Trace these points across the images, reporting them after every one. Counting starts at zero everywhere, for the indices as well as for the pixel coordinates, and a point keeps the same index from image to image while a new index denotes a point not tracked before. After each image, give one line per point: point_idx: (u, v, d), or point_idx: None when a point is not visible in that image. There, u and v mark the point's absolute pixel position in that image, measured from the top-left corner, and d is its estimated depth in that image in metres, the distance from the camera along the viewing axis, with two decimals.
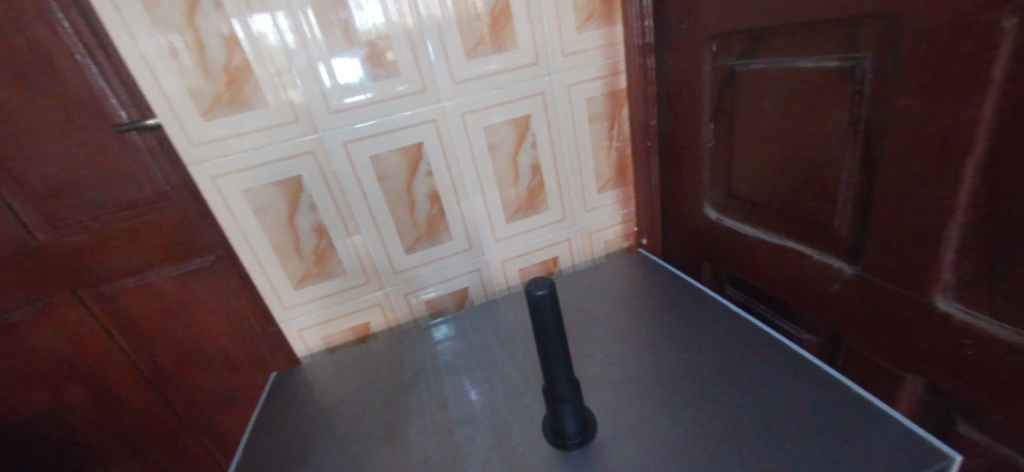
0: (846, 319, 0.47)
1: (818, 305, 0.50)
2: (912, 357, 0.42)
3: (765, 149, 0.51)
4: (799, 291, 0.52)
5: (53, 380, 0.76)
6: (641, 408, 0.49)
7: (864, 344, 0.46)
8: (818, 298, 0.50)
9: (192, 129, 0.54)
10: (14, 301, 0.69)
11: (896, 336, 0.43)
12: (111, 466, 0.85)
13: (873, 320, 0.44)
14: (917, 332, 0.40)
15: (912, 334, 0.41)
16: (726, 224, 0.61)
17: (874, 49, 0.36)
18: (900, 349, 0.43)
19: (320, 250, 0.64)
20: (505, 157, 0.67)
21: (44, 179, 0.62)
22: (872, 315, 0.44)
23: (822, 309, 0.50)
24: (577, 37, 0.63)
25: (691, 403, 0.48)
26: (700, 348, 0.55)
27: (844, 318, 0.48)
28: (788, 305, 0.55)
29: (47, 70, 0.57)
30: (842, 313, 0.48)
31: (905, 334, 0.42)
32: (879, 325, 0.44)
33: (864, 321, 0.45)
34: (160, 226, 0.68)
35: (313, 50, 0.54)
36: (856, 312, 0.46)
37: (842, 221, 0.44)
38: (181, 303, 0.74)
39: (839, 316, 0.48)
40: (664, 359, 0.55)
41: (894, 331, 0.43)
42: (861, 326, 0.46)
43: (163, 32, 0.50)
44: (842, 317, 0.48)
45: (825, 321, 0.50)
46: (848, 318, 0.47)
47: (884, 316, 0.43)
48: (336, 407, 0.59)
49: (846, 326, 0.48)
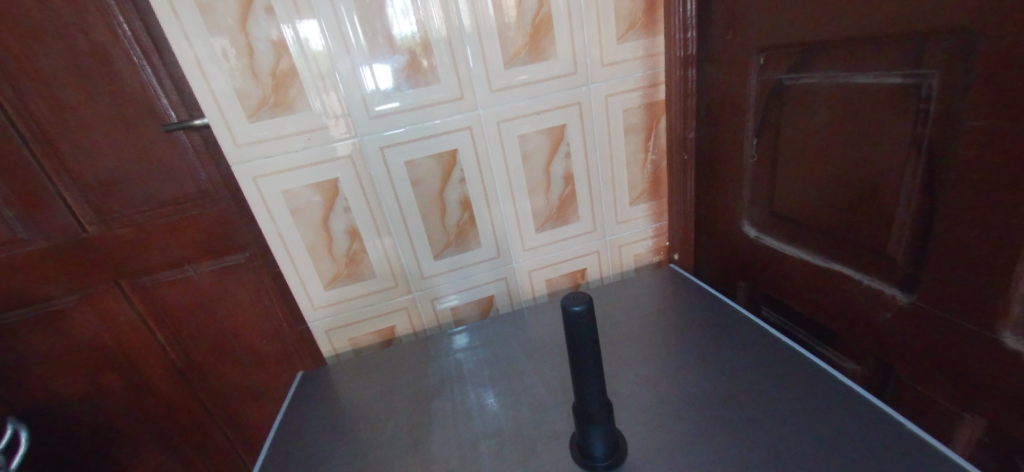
0: (898, 350, 0.44)
1: (868, 334, 0.47)
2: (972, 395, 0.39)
3: (813, 167, 0.48)
4: (844, 318, 0.50)
5: (92, 365, 0.79)
6: (671, 433, 0.47)
7: (917, 377, 0.43)
8: (867, 326, 0.47)
9: (237, 130, 0.55)
10: (62, 288, 0.72)
11: (954, 372, 0.40)
12: (139, 451, 0.87)
13: (928, 352, 0.41)
14: (980, 370, 0.37)
15: (974, 372, 0.38)
16: (766, 243, 0.59)
17: (943, 65, 0.34)
18: (958, 386, 0.40)
19: (351, 252, 0.65)
20: (538, 166, 0.67)
21: (96, 173, 0.65)
22: (927, 348, 0.41)
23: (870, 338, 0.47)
24: (617, 48, 0.63)
25: (725, 430, 0.46)
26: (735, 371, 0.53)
27: (895, 349, 0.45)
28: (831, 331, 0.52)
29: (106, 69, 0.60)
30: (893, 344, 0.45)
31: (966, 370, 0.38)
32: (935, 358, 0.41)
33: (918, 354, 0.42)
34: (200, 222, 0.70)
35: (356, 56, 0.55)
36: (909, 343, 0.43)
37: (897, 246, 0.42)
38: (215, 298, 0.76)
39: (889, 347, 0.45)
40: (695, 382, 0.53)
41: (953, 367, 0.40)
42: (914, 358, 0.43)
43: (216, 37, 0.51)
44: (893, 348, 0.45)
45: (874, 352, 0.47)
46: (900, 349, 0.44)
47: (941, 349, 0.40)
48: (359, 409, 0.59)
49: (898, 358, 0.45)
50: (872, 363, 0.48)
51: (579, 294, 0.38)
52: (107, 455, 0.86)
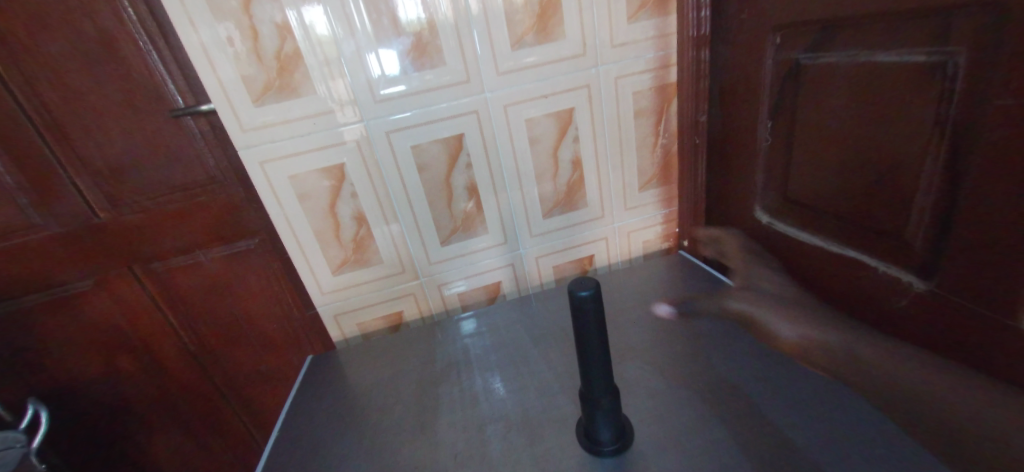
0: (786, 324, 0.50)
1: (758, 306, 0.55)
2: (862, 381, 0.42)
3: (829, 150, 0.47)
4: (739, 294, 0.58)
5: (109, 348, 0.80)
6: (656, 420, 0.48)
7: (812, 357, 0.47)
8: (744, 301, 0.57)
9: (243, 115, 0.55)
10: (77, 273, 0.73)
11: (855, 353, 0.43)
12: (157, 431, 0.90)
13: (845, 335, 0.45)
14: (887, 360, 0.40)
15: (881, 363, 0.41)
16: (778, 229, 0.57)
17: (970, 42, 0.32)
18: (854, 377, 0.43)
19: (358, 238, 0.65)
20: (546, 150, 0.66)
21: (106, 160, 0.65)
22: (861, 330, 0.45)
23: (755, 308, 0.55)
24: (627, 28, 0.61)
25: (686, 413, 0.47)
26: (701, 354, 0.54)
27: (791, 323, 0.50)
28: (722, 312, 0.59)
29: (112, 54, 0.60)
30: (796, 321, 0.50)
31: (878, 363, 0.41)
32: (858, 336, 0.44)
33: (843, 335, 0.45)
34: (209, 208, 0.71)
35: (361, 39, 0.54)
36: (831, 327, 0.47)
37: (915, 232, 0.40)
38: (226, 284, 0.77)
39: (760, 316, 0.54)
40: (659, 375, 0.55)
41: (862, 355, 0.43)
42: (800, 333, 0.49)
43: (221, 21, 0.51)
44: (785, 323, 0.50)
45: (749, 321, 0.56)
46: (802, 320, 0.50)
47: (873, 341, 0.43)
48: (368, 394, 0.60)
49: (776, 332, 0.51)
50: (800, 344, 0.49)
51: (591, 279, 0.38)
52: (126, 434, 0.89)
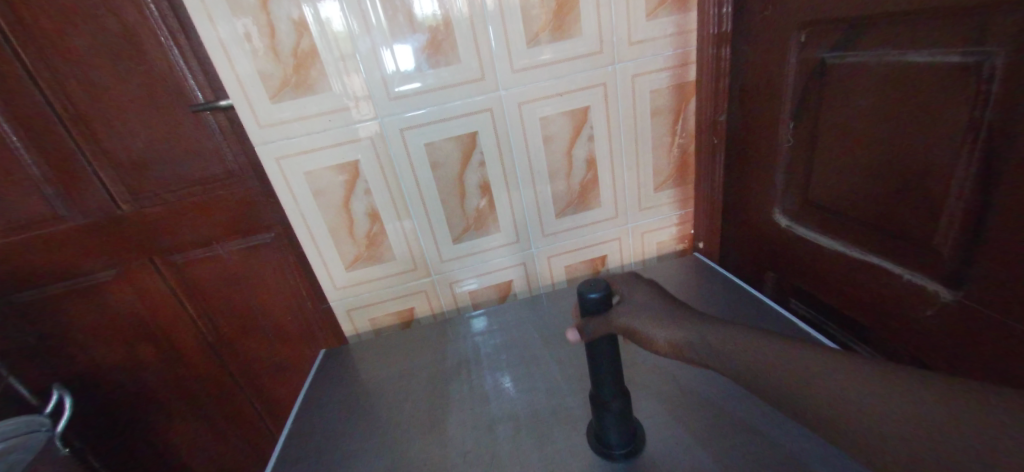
0: (654, 316, 0.45)
1: (649, 317, 0.44)
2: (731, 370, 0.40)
3: (854, 153, 0.45)
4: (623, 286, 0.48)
5: (130, 336, 0.83)
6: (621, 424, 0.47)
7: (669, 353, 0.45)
8: (648, 299, 0.47)
9: (260, 112, 0.56)
10: (100, 264, 0.75)
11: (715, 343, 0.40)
12: (175, 418, 0.92)
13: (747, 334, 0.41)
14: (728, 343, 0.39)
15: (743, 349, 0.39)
16: (798, 233, 0.56)
17: (1009, 42, 0.31)
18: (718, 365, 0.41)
19: (371, 235, 0.66)
20: (560, 149, 0.65)
21: (129, 154, 0.67)
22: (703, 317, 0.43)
23: (640, 318, 0.44)
24: (646, 25, 0.60)
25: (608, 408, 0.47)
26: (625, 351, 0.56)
27: (665, 323, 0.43)
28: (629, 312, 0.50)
29: (135, 50, 0.61)
30: (666, 317, 0.44)
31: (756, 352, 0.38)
32: (694, 324, 0.43)
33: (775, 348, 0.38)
34: (227, 202, 0.72)
35: (377, 36, 0.54)
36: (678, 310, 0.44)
37: (943, 240, 0.39)
38: (242, 276, 0.79)
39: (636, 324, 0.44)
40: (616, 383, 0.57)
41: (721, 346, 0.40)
42: (675, 334, 0.43)
43: (239, 17, 0.51)
44: (651, 311, 0.45)
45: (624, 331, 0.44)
46: (660, 319, 0.44)
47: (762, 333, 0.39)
48: (379, 389, 0.60)
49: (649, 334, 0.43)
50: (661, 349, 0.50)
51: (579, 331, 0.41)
52: (146, 420, 0.91)
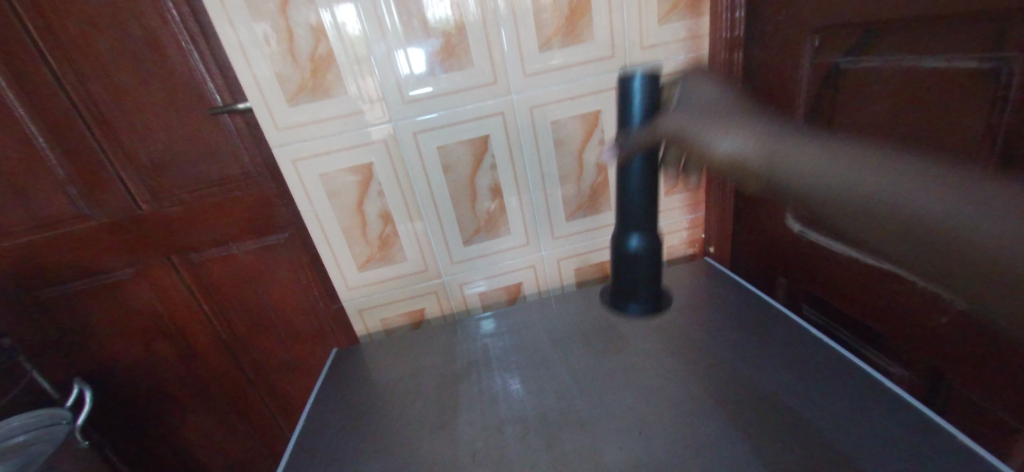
0: (713, 99, 0.52)
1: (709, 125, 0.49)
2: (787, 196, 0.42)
3: None
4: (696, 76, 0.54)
5: (147, 333, 0.85)
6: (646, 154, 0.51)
7: (731, 175, 0.48)
8: (712, 89, 0.52)
9: (277, 114, 0.57)
10: (120, 261, 0.77)
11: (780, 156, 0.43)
12: (190, 413, 0.94)
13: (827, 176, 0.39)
14: (798, 162, 0.41)
15: (807, 194, 0.40)
16: (810, 238, 0.56)
17: None
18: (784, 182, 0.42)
19: (383, 236, 0.67)
20: (570, 152, 0.66)
21: (150, 155, 0.69)
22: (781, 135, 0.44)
23: (720, 126, 0.49)
24: (658, 29, 0.60)
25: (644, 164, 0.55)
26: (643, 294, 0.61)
27: (737, 120, 0.48)
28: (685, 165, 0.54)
29: (156, 54, 0.63)
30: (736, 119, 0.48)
31: (821, 204, 0.40)
32: (775, 140, 0.44)
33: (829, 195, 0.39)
34: (243, 202, 0.73)
35: (392, 40, 0.55)
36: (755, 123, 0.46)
37: None
38: (257, 275, 0.80)
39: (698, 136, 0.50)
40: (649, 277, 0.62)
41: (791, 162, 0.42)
42: (748, 142, 0.46)
43: (259, 22, 0.53)
44: (714, 96, 0.52)
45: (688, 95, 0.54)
46: (735, 113, 0.49)
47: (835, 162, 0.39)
48: (389, 388, 0.61)
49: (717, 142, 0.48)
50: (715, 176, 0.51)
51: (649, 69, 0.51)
52: (161, 415, 0.93)
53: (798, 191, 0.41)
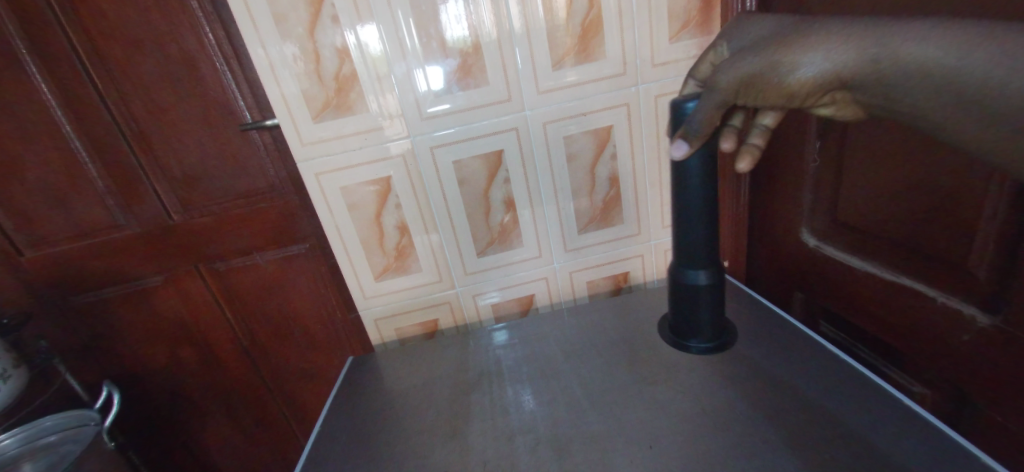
0: (759, 39, 0.39)
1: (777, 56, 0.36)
2: (900, 86, 0.32)
3: (878, 173, 0.45)
4: (726, 31, 0.43)
5: (173, 338, 0.88)
6: None
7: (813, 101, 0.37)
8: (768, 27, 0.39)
9: (303, 130, 0.60)
10: (150, 270, 0.81)
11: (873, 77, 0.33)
12: (210, 418, 0.97)
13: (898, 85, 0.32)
14: (903, 60, 0.31)
15: (907, 86, 0.31)
16: (826, 252, 0.55)
17: None
18: (894, 99, 0.33)
19: (400, 247, 0.68)
20: (583, 167, 0.67)
21: (182, 168, 0.73)
22: (858, 34, 0.32)
23: (749, 23, 0.41)
24: (669, 47, 0.61)
25: None
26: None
27: (824, 29, 0.34)
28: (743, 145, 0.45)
29: (192, 74, 0.67)
30: (809, 26, 0.35)
31: (907, 104, 0.32)
32: (864, 34, 0.32)
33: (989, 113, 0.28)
34: (268, 214, 0.77)
35: (411, 61, 0.58)
36: (846, 20, 0.33)
37: (979, 261, 0.38)
38: (278, 285, 0.83)
39: (769, 60, 0.36)
40: (711, 298, 0.54)
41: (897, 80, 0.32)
42: (841, 47, 0.33)
43: (288, 44, 0.56)
44: (761, 40, 0.39)
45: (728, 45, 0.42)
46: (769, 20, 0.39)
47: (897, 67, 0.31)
48: (403, 397, 0.62)
49: (801, 52, 0.34)
50: (847, 112, 0.38)
51: (679, 132, 0.41)
52: (183, 420, 0.96)
53: (898, 85, 0.32)
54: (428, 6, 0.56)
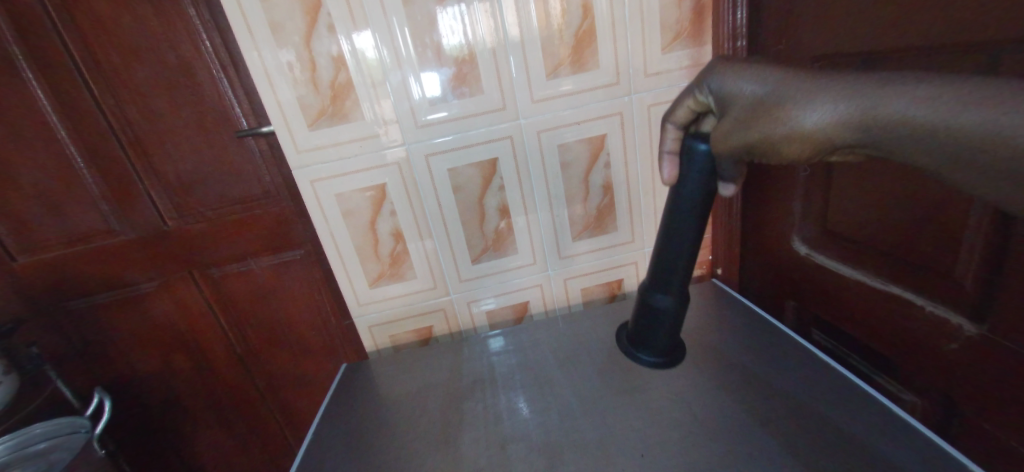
0: (749, 95, 0.37)
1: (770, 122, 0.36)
2: (902, 153, 0.31)
3: (866, 183, 0.46)
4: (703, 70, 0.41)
5: (166, 344, 0.87)
6: None
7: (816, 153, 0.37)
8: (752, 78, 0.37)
9: (298, 138, 0.60)
10: (144, 276, 0.81)
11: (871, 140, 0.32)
12: (202, 425, 0.96)
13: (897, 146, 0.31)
14: (899, 125, 0.30)
15: (909, 155, 0.30)
16: (817, 261, 0.55)
17: None
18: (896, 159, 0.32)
19: (394, 254, 0.69)
20: (577, 175, 0.67)
21: (178, 174, 0.73)
22: (850, 100, 0.32)
23: (738, 69, 0.38)
24: (662, 57, 0.62)
25: None
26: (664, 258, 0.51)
27: (820, 97, 0.33)
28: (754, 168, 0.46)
29: (189, 81, 0.67)
30: (804, 89, 0.34)
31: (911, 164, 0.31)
32: (856, 99, 0.31)
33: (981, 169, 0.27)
34: (263, 220, 0.77)
35: (407, 69, 0.58)
36: (840, 81, 0.32)
37: (966, 271, 0.39)
38: (272, 291, 0.83)
39: (766, 129, 0.36)
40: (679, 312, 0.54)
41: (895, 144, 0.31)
42: (838, 116, 0.32)
43: (284, 52, 0.56)
44: (753, 99, 0.37)
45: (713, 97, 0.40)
46: (762, 66, 0.37)
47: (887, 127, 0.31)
48: (396, 405, 0.62)
49: (796, 120, 0.34)
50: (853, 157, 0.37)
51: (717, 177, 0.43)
52: (175, 426, 0.95)
53: (899, 153, 0.31)
54: (424, 16, 0.57)
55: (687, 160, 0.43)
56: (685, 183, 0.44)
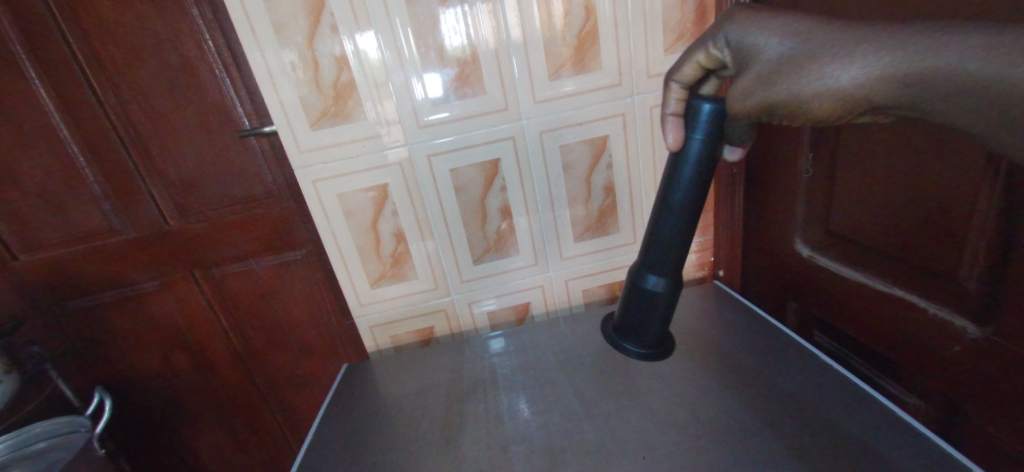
0: (775, 48, 0.37)
1: (800, 79, 0.35)
2: (939, 108, 0.30)
3: (870, 185, 0.46)
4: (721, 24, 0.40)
5: (166, 344, 0.87)
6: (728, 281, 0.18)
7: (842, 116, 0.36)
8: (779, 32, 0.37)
9: (301, 137, 0.60)
10: (145, 275, 0.81)
11: (904, 95, 0.32)
12: (202, 425, 0.96)
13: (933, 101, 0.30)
14: (936, 75, 0.30)
15: (941, 107, 0.30)
16: (819, 263, 0.55)
17: None
18: (929, 115, 0.32)
19: (396, 254, 0.69)
20: (579, 176, 0.67)
21: (180, 174, 0.73)
22: (884, 52, 0.31)
23: (766, 22, 0.38)
24: (664, 58, 0.62)
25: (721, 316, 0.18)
26: (666, 259, 0.51)
27: (851, 49, 0.33)
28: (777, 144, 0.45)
29: (191, 81, 0.67)
30: (837, 42, 0.33)
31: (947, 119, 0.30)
32: (892, 50, 0.31)
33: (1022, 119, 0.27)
34: (265, 220, 0.77)
35: (409, 69, 0.58)
36: (874, 33, 0.32)
37: (970, 274, 0.39)
38: (274, 291, 0.83)
39: (794, 86, 0.36)
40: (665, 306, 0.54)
41: (931, 99, 0.30)
42: (869, 67, 0.32)
43: (287, 52, 0.56)
44: (779, 52, 0.37)
45: (737, 52, 0.40)
46: (792, 21, 0.36)
47: (925, 82, 0.30)
48: (397, 406, 0.61)
49: (827, 74, 0.34)
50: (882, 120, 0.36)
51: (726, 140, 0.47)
52: (176, 426, 0.95)
53: (928, 106, 0.31)
54: (426, 16, 0.57)
55: (691, 126, 0.44)
56: (688, 148, 0.45)
